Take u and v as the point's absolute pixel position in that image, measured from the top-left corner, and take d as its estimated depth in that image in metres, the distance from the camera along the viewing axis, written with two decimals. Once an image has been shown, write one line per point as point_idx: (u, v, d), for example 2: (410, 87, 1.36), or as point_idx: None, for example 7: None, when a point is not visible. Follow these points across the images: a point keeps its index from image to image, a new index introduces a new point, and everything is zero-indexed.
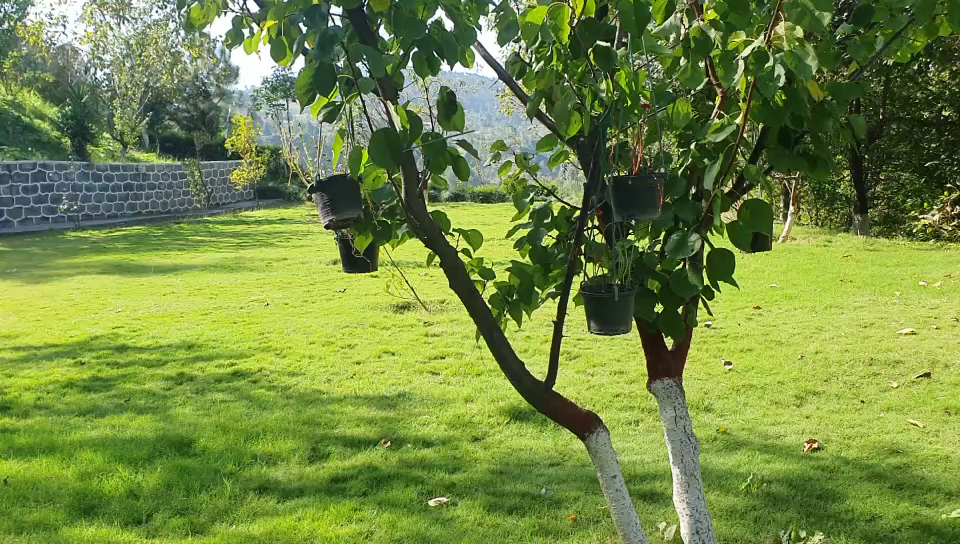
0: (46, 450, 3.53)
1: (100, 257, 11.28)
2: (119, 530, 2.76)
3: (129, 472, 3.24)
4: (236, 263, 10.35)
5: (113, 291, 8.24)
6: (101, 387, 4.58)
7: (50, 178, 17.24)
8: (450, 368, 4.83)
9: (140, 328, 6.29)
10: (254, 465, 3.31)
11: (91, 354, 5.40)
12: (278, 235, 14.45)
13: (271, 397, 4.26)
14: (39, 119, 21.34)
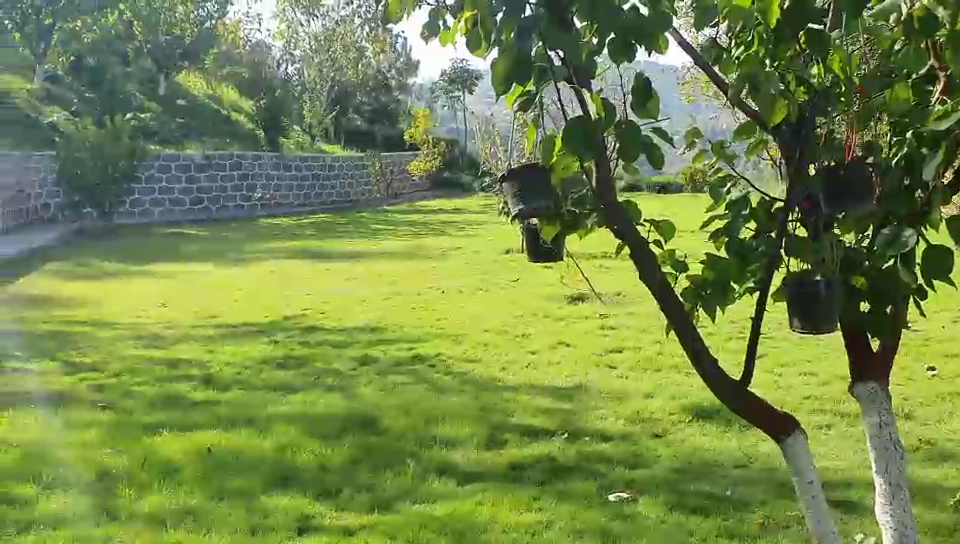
0: (245, 422, 3.77)
1: (290, 243, 11.92)
2: (311, 502, 2.90)
3: (319, 447, 3.41)
4: (415, 251, 10.66)
5: (302, 274, 8.69)
6: (293, 365, 4.85)
7: (245, 167, 18.41)
8: (628, 361, 4.77)
9: (327, 310, 6.60)
10: (435, 447, 3.39)
11: (283, 334, 5.72)
12: (454, 224, 14.75)
13: (450, 383, 4.35)
14: (235, 113, 22.83)
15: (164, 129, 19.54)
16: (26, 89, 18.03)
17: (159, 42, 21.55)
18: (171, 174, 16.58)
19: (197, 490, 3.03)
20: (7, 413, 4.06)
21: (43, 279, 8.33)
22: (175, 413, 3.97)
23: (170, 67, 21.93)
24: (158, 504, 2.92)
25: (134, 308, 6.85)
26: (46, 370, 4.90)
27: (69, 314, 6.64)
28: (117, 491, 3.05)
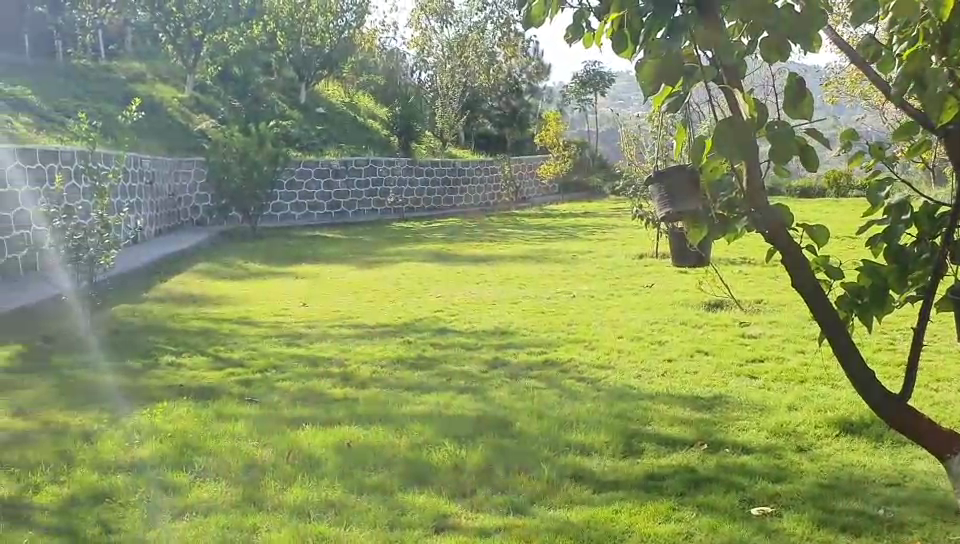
0: (381, 420, 3.86)
1: (422, 246, 12.15)
2: (447, 501, 2.94)
3: (453, 447, 3.45)
4: (545, 255, 10.66)
5: (434, 276, 8.85)
6: (426, 366, 4.93)
7: (379, 172, 18.90)
8: (770, 372, 4.62)
9: (458, 313, 6.69)
10: (569, 453, 3.37)
11: (416, 335, 5.83)
12: (585, 228, 14.68)
13: (583, 389, 4.33)
14: (371, 120, 23.52)
15: (304, 135, 20.31)
16: (179, 98, 19.14)
17: (300, 52, 22.43)
18: (309, 179, 17.24)
19: (337, 484, 3.12)
20: (163, 404, 4.32)
21: (193, 278, 8.82)
22: (316, 408, 4.11)
23: (310, 75, 22.82)
24: (301, 495, 3.03)
25: (277, 307, 7.15)
26: (196, 364, 5.17)
27: (218, 312, 7.00)
28: (264, 481, 3.19)
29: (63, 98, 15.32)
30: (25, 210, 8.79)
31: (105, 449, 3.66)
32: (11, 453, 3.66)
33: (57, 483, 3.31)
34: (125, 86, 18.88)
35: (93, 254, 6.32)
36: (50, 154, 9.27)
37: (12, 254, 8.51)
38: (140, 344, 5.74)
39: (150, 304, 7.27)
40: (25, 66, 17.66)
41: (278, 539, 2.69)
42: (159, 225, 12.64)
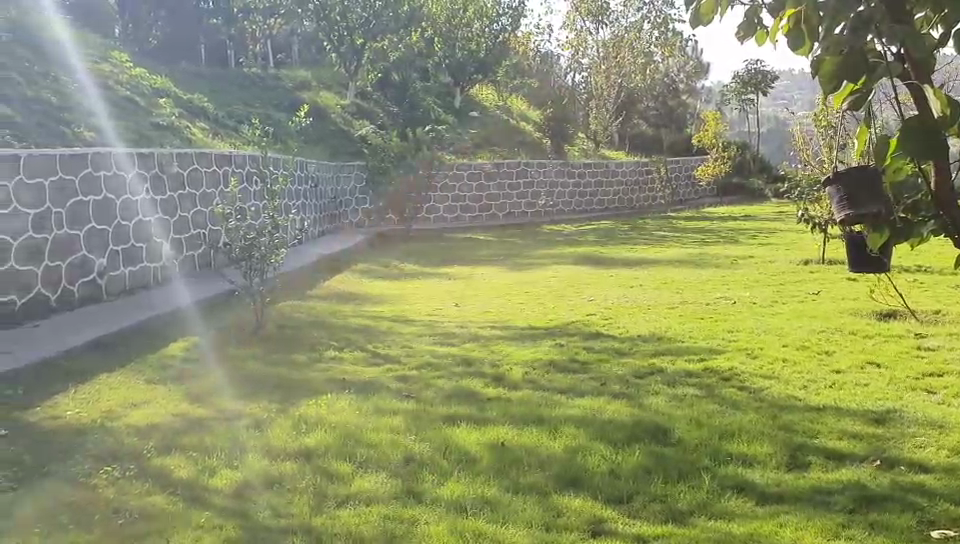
0: (536, 421, 3.88)
1: (574, 249, 12.13)
2: (604, 506, 2.92)
3: (609, 452, 3.43)
4: (701, 259, 10.41)
5: (585, 280, 8.82)
6: (580, 369, 4.91)
7: (531, 175, 18.98)
8: (950, 387, 4.32)
9: (611, 316, 6.64)
10: (730, 464, 3.28)
11: (569, 338, 5.82)
12: (745, 232, 14.23)
13: (744, 398, 4.20)
14: (524, 123, 23.73)
15: (458, 139, 20.68)
16: (341, 105, 19.98)
17: (456, 58, 22.88)
18: (463, 182, 17.59)
19: (493, 481, 3.18)
20: (327, 396, 4.52)
21: (352, 277, 9.17)
22: (471, 406, 4.19)
23: (465, 80, 23.23)
24: (458, 491, 3.10)
25: (433, 307, 7.31)
26: (356, 359, 5.38)
27: (376, 310, 7.23)
28: (421, 476, 3.28)
29: (236, 106, 16.27)
30: (202, 211, 9.40)
31: (274, 436, 3.87)
32: (190, 437, 3.93)
33: (230, 467, 3.53)
34: (292, 93, 19.87)
35: (264, 253, 6.65)
36: (225, 158, 9.86)
37: (190, 252, 9.12)
38: (305, 339, 6.02)
39: (314, 301, 7.60)
40: (203, 75, 18.88)
41: (436, 532, 2.77)
42: (321, 226, 13.20)
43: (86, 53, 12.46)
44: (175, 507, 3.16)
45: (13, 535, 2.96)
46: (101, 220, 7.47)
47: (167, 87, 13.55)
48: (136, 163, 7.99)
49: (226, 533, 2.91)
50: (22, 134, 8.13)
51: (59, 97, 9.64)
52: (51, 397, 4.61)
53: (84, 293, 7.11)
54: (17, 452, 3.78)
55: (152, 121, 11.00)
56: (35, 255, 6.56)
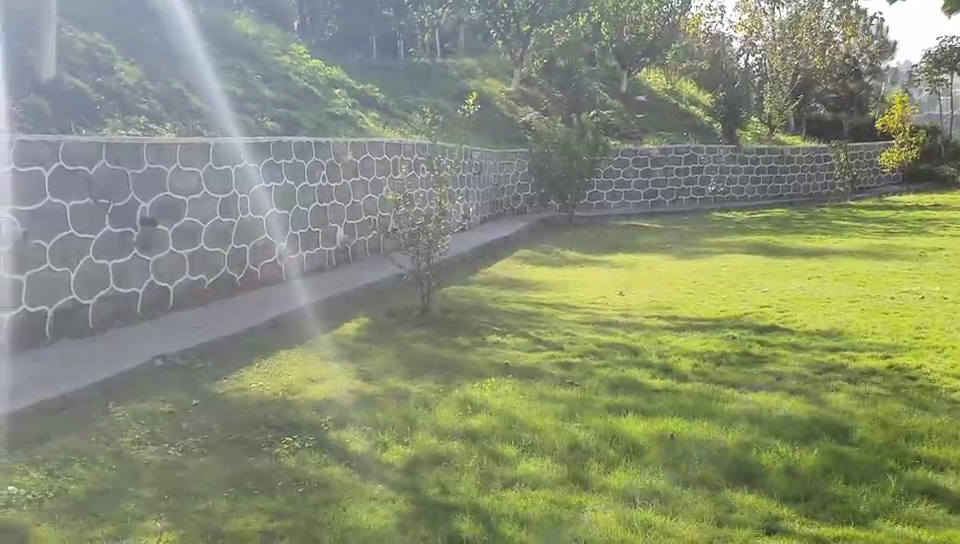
0: (706, 414, 3.79)
1: (746, 238, 11.72)
2: (778, 503, 2.85)
3: (785, 448, 3.32)
4: (886, 251, 9.79)
5: (757, 270, 8.50)
6: (754, 363, 4.74)
7: (700, 161, 18.48)
8: None
9: (786, 309, 6.37)
10: (920, 468, 3.10)
11: (740, 330, 5.64)
12: (935, 223, 13.25)
13: (934, 400, 3.92)
14: (693, 108, 23.16)
15: (623, 125, 20.43)
16: (507, 93, 20.21)
17: (623, 42, 22.58)
18: (628, 168, 17.41)
19: (662, 472, 3.15)
20: (492, 379, 4.58)
21: (515, 263, 9.24)
22: (638, 397, 4.13)
23: (632, 64, 22.91)
24: (625, 481, 3.10)
25: (599, 295, 7.27)
26: (519, 344, 5.42)
27: (541, 297, 7.26)
28: (589, 462, 3.30)
29: (405, 95, 16.73)
30: (374, 198, 9.73)
31: (442, 416, 3.97)
32: (363, 413, 4.09)
33: (401, 443, 3.65)
34: (459, 80, 20.25)
35: (431, 239, 6.81)
36: (395, 146, 10.15)
37: (361, 237, 9.49)
38: (469, 323, 6.13)
39: (477, 287, 7.71)
40: (375, 66, 19.57)
41: (604, 520, 2.80)
42: (485, 212, 13.38)
43: (269, 46, 13.16)
44: (350, 479, 3.31)
45: (205, 498, 3.19)
46: (283, 206, 7.89)
47: (342, 78, 14.11)
48: (313, 152, 8.35)
49: (398, 507, 3.04)
50: (212, 123, 8.70)
51: (244, 90, 10.27)
52: (236, 370, 4.93)
53: (264, 275, 7.63)
54: (207, 420, 4.06)
55: (329, 111, 11.47)
56: (222, 238, 7.04)
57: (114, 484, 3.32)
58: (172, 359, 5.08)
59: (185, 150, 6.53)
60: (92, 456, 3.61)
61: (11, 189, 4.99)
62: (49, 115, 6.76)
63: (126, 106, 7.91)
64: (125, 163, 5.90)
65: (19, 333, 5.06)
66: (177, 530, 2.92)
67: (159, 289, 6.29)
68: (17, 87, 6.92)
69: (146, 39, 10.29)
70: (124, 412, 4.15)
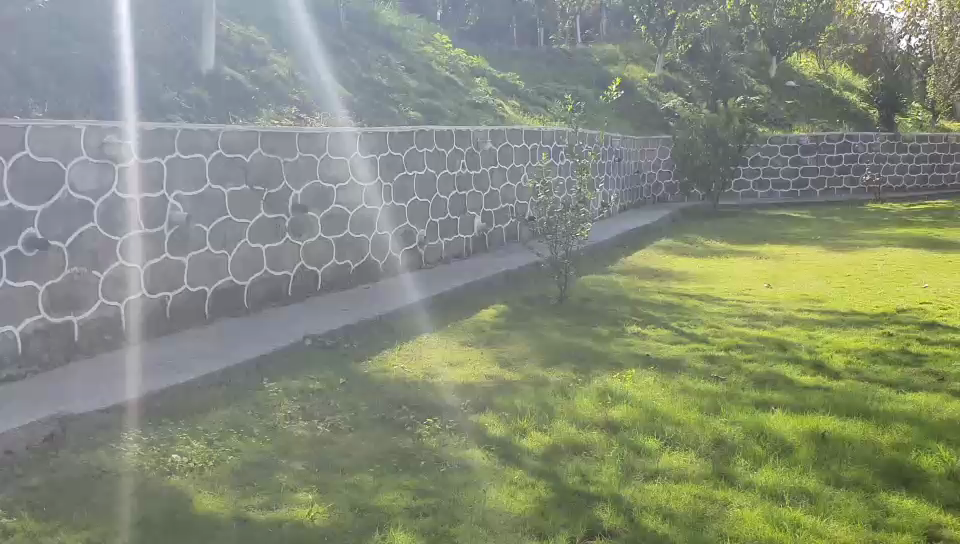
0: (861, 413, 3.67)
1: (903, 230, 11.08)
2: (941, 511, 2.78)
3: (948, 453, 3.20)
4: None
5: (918, 265, 8.02)
6: (913, 362, 4.51)
7: (854, 149, 17.59)
8: None
9: (950, 307, 5.98)
10: None
11: (898, 327, 5.36)
12: None
13: None
14: (847, 93, 22.09)
15: (770, 111, 19.71)
16: (649, 79, 19.90)
17: (773, 25, 21.74)
18: (776, 156, 16.93)
19: (812, 472, 3.10)
20: (632, 370, 4.54)
21: (657, 253, 9.09)
22: (786, 393, 4.00)
23: (782, 48, 22.04)
24: (772, 478, 3.06)
25: (743, 287, 7.06)
26: (660, 336, 5.34)
27: (683, 287, 7.12)
28: (733, 458, 3.26)
29: (546, 82, 16.71)
30: (513, 185, 9.77)
31: (581, 405, 3.97)
32: (503, 398, 4.14)
33: (540, 430, 3.68)
34: (600, 67, 20.08)
35: (569, 227, 6.75)
36: (534, 133, 10.15)
37: (499, 225, 9.57)
38: (607, 313, 6.08)
39: (616, 276, 7.63)
40: (517, 54, 19.67)
41: (750, 516, 2.78)
42: (625, 201, 13.21)
43: (413, 36, 13.42)
44: (490, 463, 3.36)
45: (352, 472, 3.31)
46: (424, 193, 8.05)
47: (484, 67, 14.23)
48: (454, 141, 8.47)
49: (539, 492, 3.06)
50: (358, 113, 8.96)
51: (388, 80, 10.53)
52: (380, 352, 5.09)
53: (405, 260, 7.82)
54: (352, 399, 4.21)
55: (469, 100, 11.60)
56: (367, 224, 7.26)
57: (266, 455, 3.50)
58: (320, 339, 5.29)
59: (334, 139, 6.75)
60: (247, 428, 3.81)
61: (176, 176, 5.30)
62: (209, 106, 7.13)
63: (279, 97, 8.25)
64: (279, 151, 6.17)
65: (181, 311, 5.40)
66: (326, 502, 3.04)
67: (308, 273, 6.55)
68: (180, 79, 7.33)
69: (299, 33, 10.74)
70: (277, 387, 4.35)
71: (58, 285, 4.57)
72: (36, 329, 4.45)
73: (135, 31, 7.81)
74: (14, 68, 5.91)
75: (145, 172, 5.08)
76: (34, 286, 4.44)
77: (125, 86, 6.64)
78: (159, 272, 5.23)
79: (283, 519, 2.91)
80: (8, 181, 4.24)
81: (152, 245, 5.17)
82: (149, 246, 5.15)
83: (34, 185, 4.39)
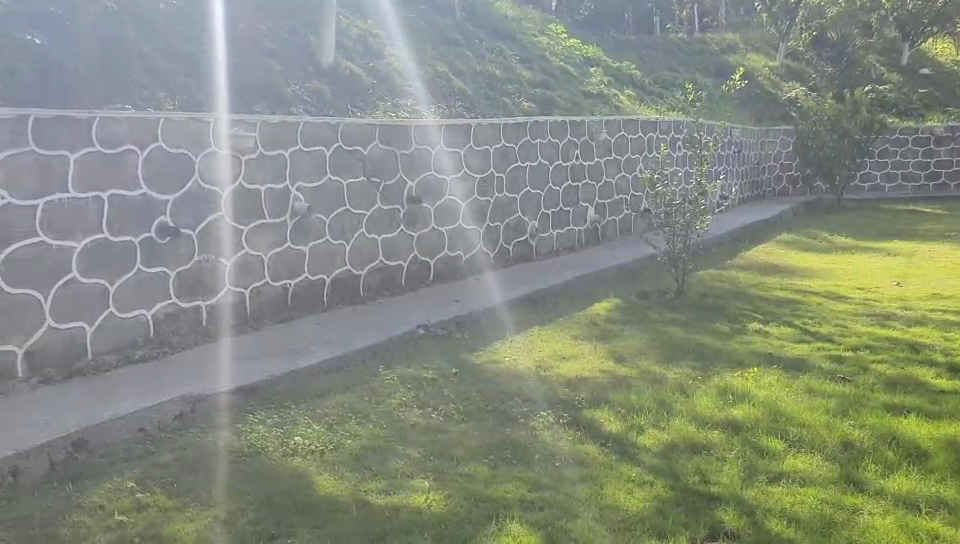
0: None
1: None
2: None
3: None
4: None
5: None
6: None
7: None
8: None
9: None
10: None
11: None
12: None
13: None
14: None
15: (902, 100, 18.78)
16: (770, 68, 19.29)
17: (906, 10, 20.69)
18: (907, 148, 16.20)
19: (950, 481, 2.97)
20: (753, 369, 4.40)
21: (777, 248, 8.80)
22: (920, 397, 3.82)
23: (915, 34, 20.94)
24: (906, 485, 2.94)
25: (870, 285, 6.75)
26: (783, 334, 5.16)
27: (805, 284, 6.87)
28: (863, 462, 3.14)
29: (662, 72, 16.42)
30: (628, 177, 9.64)
31: (700, 403, 3.88)
32: (617, 393, 4.09)
33: (657, 428, 3.61)
34: (719, 57, 19.59)
35: (688, 220, 6.58)
36: (651, 124, 9.97)
37: (613, 217, 9.45)
38: (725, 309, 5.92)
39: (735, 271, 7.43)
40: (634, 43, 19.39)
41: (883, 524, 2.69)
42: (744, 193, 12.85)
43: (528, 27, 13.40)
44: (606, 459, 3.32)
45: (466, 462, 3.33)
46: (537, 185, 8.03)
47: (599, 57, 14.08)
48: (569, 131, 8.40)
49: (657, 491, 3.01)
50: (472, 104, 9.01)
51: (502, 71, 10.54)
52: (493, 343, 5.11)
53: (517, 252, 7.82)
54: (466, 389, 4.24)
55: (584, 90, 11.49)
56: (480, 215, 7.29)
57: (383, 441, 3.55)
58: (433, 329, 5.34)
59: (449, 131, 6.80)
60: (365, 414, 3.88)
61: (298, 167, 5.45)
62: (328, 99, 7.29)
63: (396, 89, 8.36)
64: (395, 143, 6.26)
65: (301, 298, 5.55)
66: (442, 490, 3.07)
67: (421, 263, 6.63)
68: (301, 72, 7.52)
69: (416, 26, 10.87)
70: (392, 375, 4.43)
71: (187, 271, 4.77)
72: (167, 313, 4.66)
73: (260, 26, 8.05)
74: (149, 62, 6.17)
75: (269, 163, 5.24)
76: (166, 271, 4.64)
77: (251, 78, 6.85)
78: (281, 260, 5.39)
79: (401, 505, 2.95)
80: (142, 171, 4.45)
81: (275, 234, 5.34)
82: (272, 235, 5.32)
83: (166, 176, 4.59)
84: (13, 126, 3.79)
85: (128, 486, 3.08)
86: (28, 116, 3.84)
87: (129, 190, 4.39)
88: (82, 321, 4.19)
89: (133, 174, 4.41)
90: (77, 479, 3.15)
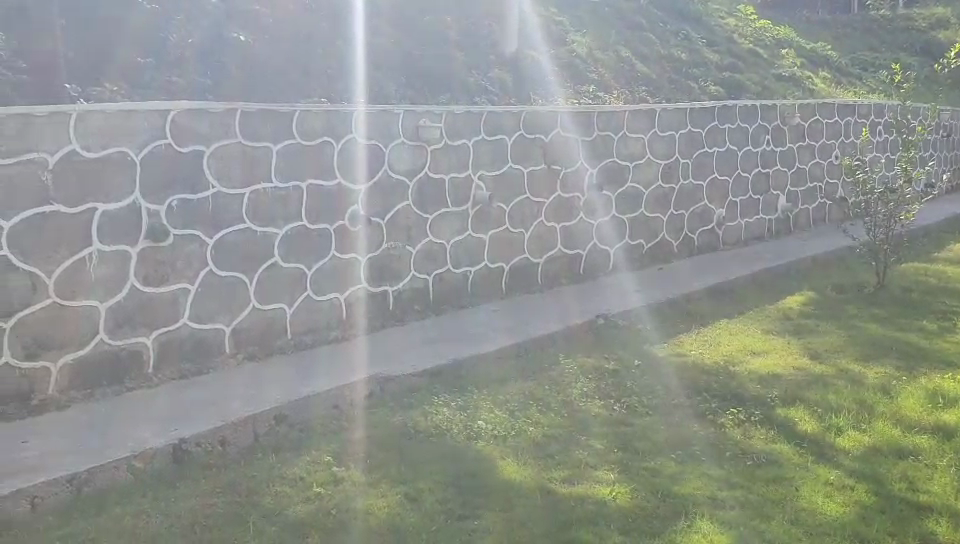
0: None
1: None
2: None
3: None
4: None
5: None
6: None
7: None
8: None
9: None
10: None
11: None
12: None
13: None
14: None
15: None
16: None
17: None
18: None
19: None
20: None
21: None
22: None
23: None
24: None
25: None
26: None
27: None
28: None
29: (863, 52, 15.44)
30: (823, 163, 9.14)
31: (905, 406, 3.64)
32: (812, 391, 3.89)
33: (857, 430, 3.42)
34: (927, 34, 18.20)
35: (889, 210, 6.11)
36: (849, 107, 9.41)
37: (806, 206, 9.00)
38: (933, 305, 5.51)
39: (943, 265, 6.89)
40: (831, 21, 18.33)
41: None
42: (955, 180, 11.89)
43: (717, 9, 12.96)
44: (802, 459, 3.17)
45: (651, 456, 3.27)
46: (724, 172, 7.76)
47: (792, 37, 13.42)
48: (759, 115, 8.06)
49: (859, 495, 2.86)
50: (656, 90, 8.82)
51: (688, 55, 10.27)
52: (677, 335, 5.00)
53: (701, 241, 7.61)
54: (648, 381, 4.18)
55: (775, 72, 11.00)
56: (663, 203, 7.14)
57: (565, 430, 3.56)
58: (614, 319, 5.29)
59: (632, 118, 6.69)
60: (546, 402, 3.89)
61: (481, 156, 5.53)
62: (512, 88, 7.36)
63: (579, 76, 8.32)
64: (576, 131, 6.22)
65: (482, 285, 5.65)
66: (627, 483, 3.03)
67: (600, 252, 6.58)
68: (486, 61, 7.63)
69: (600, 11, 10.77)
70: (574, 364, 4.42)
71: (377, 258, 4.96)
72: (358, 297, 4.86)
73: (447, 16, 8.22)
74: (343, 56, 6.44)
75: (453, 153, 5.35)
76: (357, 258, 4.85)
77: (439, 68, 7.03)
78: (463, 247, 5.50)
79: (586, 495, 2.94)
80: (337, 161, 4.66)
81: (458, 222, 5.45)
82: (456, 223, 5.44)
83: (358, 166, 4.78)
84: (223, 119, 4.06)
85: (325, 460, 3.24)
86: (236, 110, 4.11)
87: (325, 179, 4.61)
88: (283, 303, 4.45)
89: (329, 164, 4.62)
90: (278, 452, 3.34)
